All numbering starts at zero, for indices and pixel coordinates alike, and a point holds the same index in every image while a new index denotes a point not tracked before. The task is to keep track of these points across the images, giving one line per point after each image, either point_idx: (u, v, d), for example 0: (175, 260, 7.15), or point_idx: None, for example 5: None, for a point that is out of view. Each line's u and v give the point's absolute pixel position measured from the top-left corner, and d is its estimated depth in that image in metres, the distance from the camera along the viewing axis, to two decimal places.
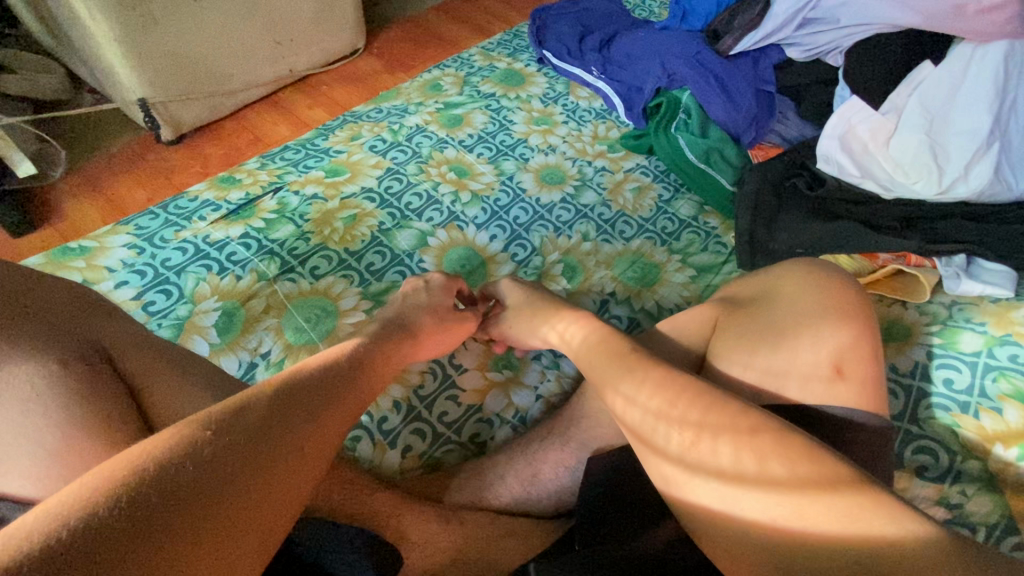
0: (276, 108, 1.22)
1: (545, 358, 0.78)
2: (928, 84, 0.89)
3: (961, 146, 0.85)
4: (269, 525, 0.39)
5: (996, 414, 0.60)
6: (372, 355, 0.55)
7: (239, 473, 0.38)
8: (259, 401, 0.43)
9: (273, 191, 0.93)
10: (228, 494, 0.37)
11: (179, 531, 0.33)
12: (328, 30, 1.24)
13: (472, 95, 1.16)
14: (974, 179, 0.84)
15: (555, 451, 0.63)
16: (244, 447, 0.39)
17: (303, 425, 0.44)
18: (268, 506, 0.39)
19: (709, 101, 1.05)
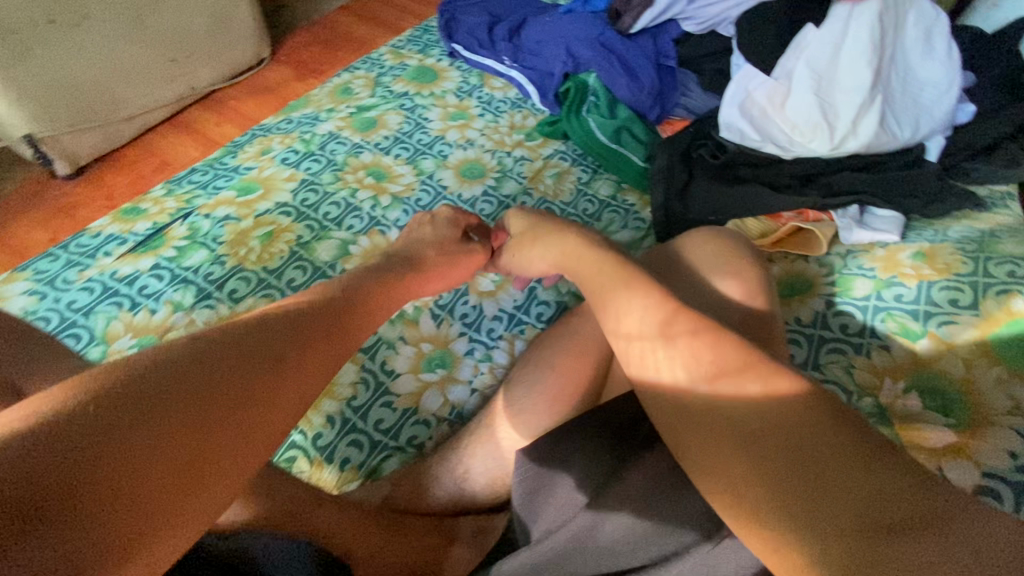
0: (181, 128, 1.17)
1: (478, 353, 0.80)
2: (813, 46, 0.92)
3: (848, 103, 0.90)
4: (260, 421, 0.42)
5: (885, 350, 0.66)
6: (352, 304, 0.55)
7: (225, 375, 0.41)
8: (233, 337, 0.44)
9: (182, 217, 0.89)
10: (213, 392, 0.40)
11: (167, 419, 0.37)
12: (226, 41, 1.20)
13: (384, 96, 1.15)
14: (862, 133, 0.90)
15: (483, 446, 0.65)
16: (214, 381, 0.40)
17: (285, 341, 0.46)
18: (255, 406, 0.42)
19: (615, 81, 1.07)
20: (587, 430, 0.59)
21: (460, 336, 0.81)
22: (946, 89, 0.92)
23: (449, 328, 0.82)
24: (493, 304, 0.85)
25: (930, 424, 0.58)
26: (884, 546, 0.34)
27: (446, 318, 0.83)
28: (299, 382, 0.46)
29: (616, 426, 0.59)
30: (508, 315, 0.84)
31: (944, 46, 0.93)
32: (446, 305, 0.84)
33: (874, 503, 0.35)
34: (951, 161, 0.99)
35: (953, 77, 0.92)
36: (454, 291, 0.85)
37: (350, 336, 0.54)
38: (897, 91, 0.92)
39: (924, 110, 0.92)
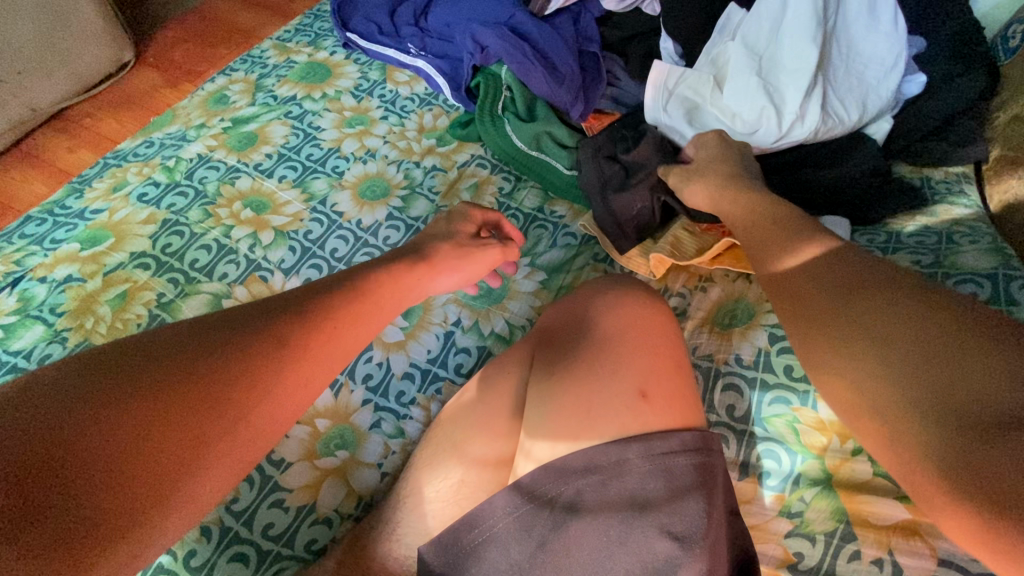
0: (26, 158, 0.98)
1: (386, 425, 0.68)
2: (748, 25, 0.83)
3: (794, 82, 0.79)
4: (124, 467, 0.38)
5: None
6: (353, 305, 0.53)
7: (106, 406, 0.39)
8: (246, 326, 0.47)
9: (12, 284, 0.73)
10: (82, 421, 0.37)
11: (28, 444, 0.36)
12: (68, 48, 1.00)
13: (267, 103, 0.98)
14: (808, 118, 0.79)
15: (382, 545, 0.57)
16: (214, 370, 0.44)
17: (195, 375, 0.43)
18: (125, 448, 0.38)
19: (531, 72, 0.93)
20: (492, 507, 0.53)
21: (365, 405, 0.70)
22: (895, 62, 0.81)
23: (350, 395, 0.70)
24: (402, 358, 0.74)
25: (880, 497, 0.51)
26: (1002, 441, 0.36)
27: (346, 382, 0.71)
28: (192, 425, 0.41)
29: (528, 521, 0.51)
30: (421, 372, 0.73)
31: (890, 16, 0.82)
32: (346, 367, 0.72)
33: (994, 392, 0.38)
34: (900, 142, 0.91)
35: (901, 49, 0.81)
36: None
37: (286, 388, 0.47)
38: (839, 70, 0.82)
39: (871, 88, 0.81)
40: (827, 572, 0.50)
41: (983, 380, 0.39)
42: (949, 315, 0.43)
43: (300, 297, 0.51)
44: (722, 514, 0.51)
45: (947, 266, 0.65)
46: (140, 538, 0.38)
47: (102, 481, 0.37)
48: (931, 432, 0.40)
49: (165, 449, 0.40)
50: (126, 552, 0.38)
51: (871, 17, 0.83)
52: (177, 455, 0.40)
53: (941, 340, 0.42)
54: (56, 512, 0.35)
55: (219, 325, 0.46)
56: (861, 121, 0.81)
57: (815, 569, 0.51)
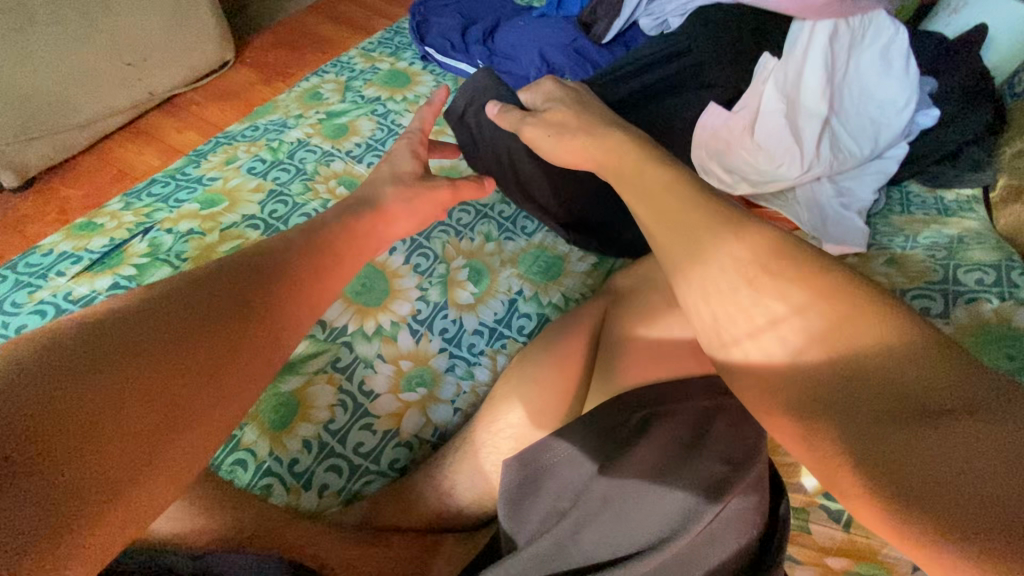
0: (140, 136, 1.11)
1: (459, 369, 0.78)
2: (775, 69, 0.93)
3: (812, 125, 0.90)
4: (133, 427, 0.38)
5: None
6: (325, 259, 0.57)
7: (98, 368, 0.38)
8: (219, 280, 0.49)
9: (142, 232, 0.85)
10: (76, 387, 0.37)
11: (17, 413, 0.34)
12: (187, 44, 1.14)
13: (355, 101, 1.12)
14: (823, 155, 0.89)
15: (466, 462, 0.65)
16: (201, 316, 0.45)
17: (188, 334, 0.43)
18: (125, 409, 0.38)
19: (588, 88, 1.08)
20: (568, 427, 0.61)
21: (441, 352, 0.79)
22: (908, 100, 0.92)
23: (428, 343, 0.80)
24: (473, 317, 0.84)
25: None
26: (931, 436, 0.34)
27: (425, 333, 0.81)
28: (194, 383, 0.42)
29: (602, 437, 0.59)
30: (489, 329, 0.83)
31: (901, 61, 0.94)
32: (424, 321, 0.82)
33: (935, 379, 0.36)
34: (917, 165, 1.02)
35: (913, 89, 0.92)
36: (433, 305, 0.83)
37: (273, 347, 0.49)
38: (855, 107, 0.93)
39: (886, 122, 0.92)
40: None
41: (886, 392, 0.37)
42: (902, 322, 0.39)
43: (272, 254, 0.54)
44: (768, 443, 0.59)
45: (959, 260, 0.75)
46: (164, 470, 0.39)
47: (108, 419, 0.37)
48: (876, 436, 0.36)
49: (170, 386, 0.40)
50: (154, 485, 0.38)
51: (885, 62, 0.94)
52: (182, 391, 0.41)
53: (909, 353, 0.37)
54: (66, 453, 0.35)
55: (192, 281, 0.48)
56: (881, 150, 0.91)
57: None
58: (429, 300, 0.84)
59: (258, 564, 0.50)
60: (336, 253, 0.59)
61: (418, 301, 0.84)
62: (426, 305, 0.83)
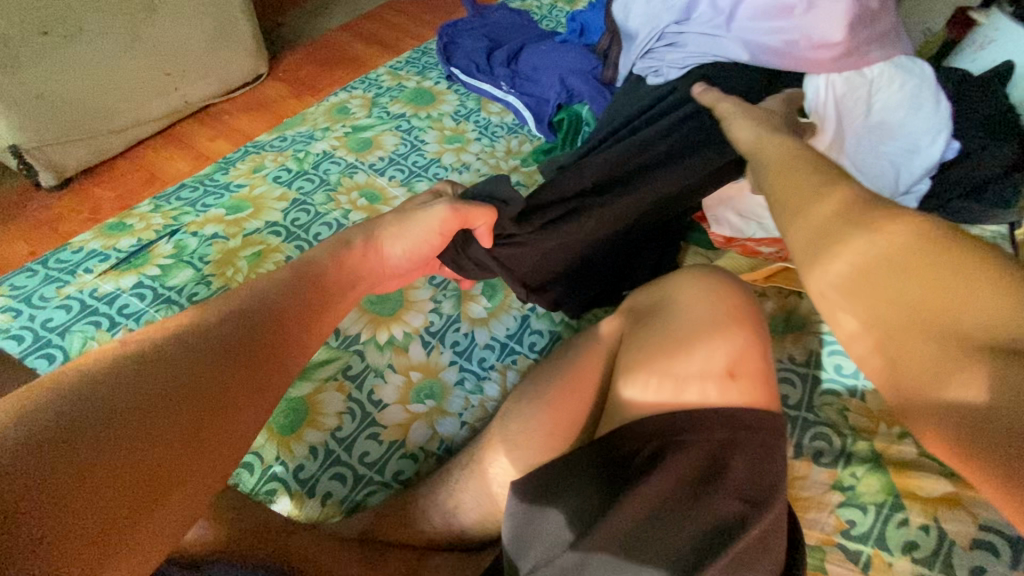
0: (173, 142, 1.15)
1: (468, 383, 0.78)
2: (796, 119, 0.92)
3: None
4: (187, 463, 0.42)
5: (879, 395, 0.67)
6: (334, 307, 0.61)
7: (164, 403, 0.42)
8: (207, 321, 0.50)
9: (169, 235, 0.87)
10: (147, 419, 0.41)
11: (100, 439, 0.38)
12: (224, 57, 1.19)
13: (381, 117, 1.15)
14: None
15: (473, 480, 0.64)
16: (198, 353, 0.46)
17: (239, 376, 0.47)
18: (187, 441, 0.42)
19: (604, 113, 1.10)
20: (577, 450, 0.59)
21: (451, 364, 0.80)
22: (933, 139, 0.91)
23: (439, 356, 0.80)
24: (485, 332, 0.84)
25: (923, 474, 0.59)
26: None
27: (437, 346, 0.81)
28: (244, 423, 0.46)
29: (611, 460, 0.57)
30: (500, 345, 0.83)
31: (926, 98, 0.93)
32: (436, 332, 0.82)
33: None
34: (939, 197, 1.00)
35: (940, 128, 0.92)
36: (446, 318, 0.84)
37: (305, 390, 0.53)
38: (880, 144, 0.94)
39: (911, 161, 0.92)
40: (876, 538, 0.57)
41: None
42: None
43: (260, 293, 0.55)
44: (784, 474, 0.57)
45: None
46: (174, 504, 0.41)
47: (119, 463, 0.38)
48: None
49: (178, 425, 0.42)
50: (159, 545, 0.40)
51: (912, 98, 0.93)
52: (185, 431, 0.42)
53: None
54: (79, 497, 0.36)
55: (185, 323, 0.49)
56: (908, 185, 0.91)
57: (865, 534, 0.58)
58: (442, 313, 0.85)
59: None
60: (340, 304, 0.61)
61: (432, 313, 0.84)
62: (438, 317, 0.84)
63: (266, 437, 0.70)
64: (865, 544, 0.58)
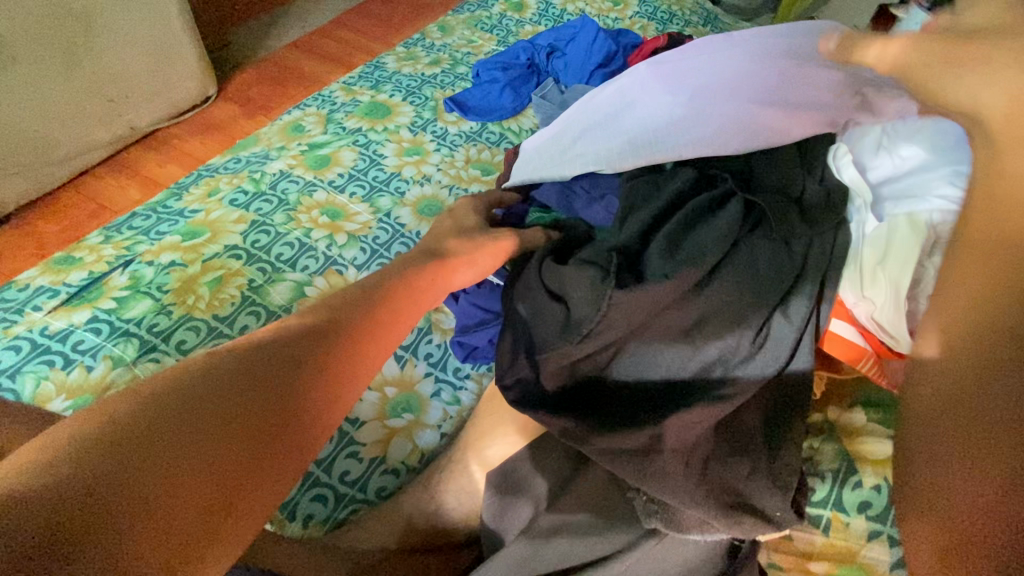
0: (121, 170, 1.12)
1: (445, 395, 0.78)
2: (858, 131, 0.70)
3: None
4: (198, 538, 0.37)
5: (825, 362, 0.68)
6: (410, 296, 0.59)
7: (176, 444, 0.38)
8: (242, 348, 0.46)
9: (123, 265, 0.85)
10: (160, 463, 0.37)
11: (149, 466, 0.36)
12: (169, 79, 1.15)
13: (337, 133, 1.14)
14: None
15: (454, 480, 0.66)
16: (208, 416, 0.40)
17: (226, 445, 0.40)
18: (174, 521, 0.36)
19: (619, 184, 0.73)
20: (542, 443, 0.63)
21: (426, 376, 0.79)
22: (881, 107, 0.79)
23: (413, 368, 0.80)
24: None
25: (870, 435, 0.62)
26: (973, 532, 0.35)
27: (410, 358, 0.81)
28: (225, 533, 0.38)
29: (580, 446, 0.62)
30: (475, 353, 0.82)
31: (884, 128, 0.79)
32: (409, 346, 0.82)
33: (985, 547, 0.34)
34: None
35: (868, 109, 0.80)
36: (416, 331, 0.83)
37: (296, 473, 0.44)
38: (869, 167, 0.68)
39: None
40: (834, 502, 0.60)
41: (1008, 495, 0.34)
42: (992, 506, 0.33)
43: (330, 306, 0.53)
44: None
45: None
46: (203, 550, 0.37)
47: (225, 454, 0.40)
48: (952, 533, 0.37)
49: (185, 493, 0.37)
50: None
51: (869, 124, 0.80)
52: (216, 473, 0.39)
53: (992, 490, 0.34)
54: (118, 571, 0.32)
55: (229, 358, 0.44)
56: (776, 360, 0.57)
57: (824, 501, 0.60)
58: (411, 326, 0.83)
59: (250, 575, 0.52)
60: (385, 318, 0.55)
61: None
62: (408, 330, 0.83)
63: None
64: (824, 509, 0.60)
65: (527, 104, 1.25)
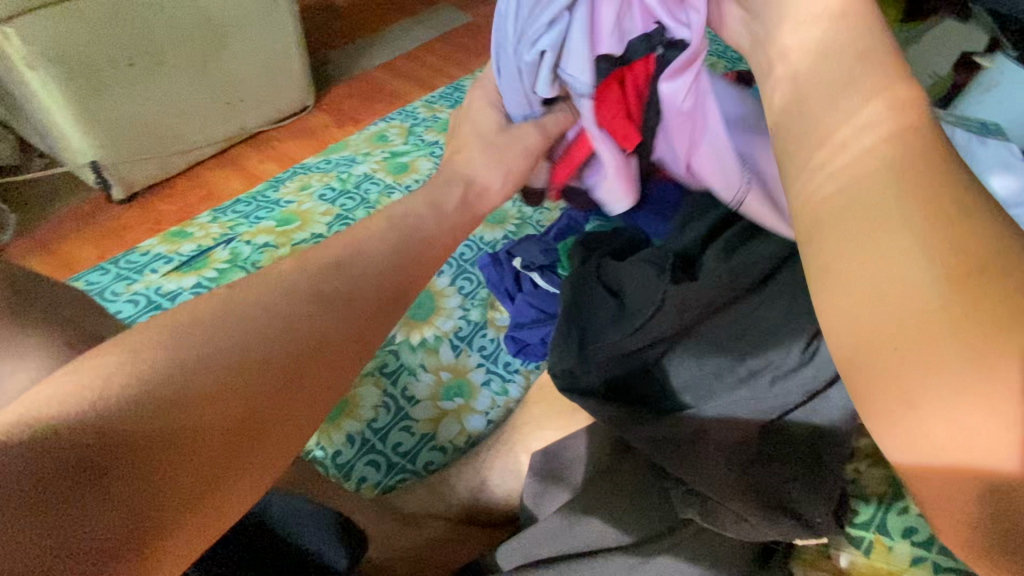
0: (229, 163, 1.27)
1: (494, 385, 0.83)
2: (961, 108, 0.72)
3: None
4: (192, 502, 0.38)
5: None
6: None
7: (177, 412, 0.39)
8: (251, 314, 0.46)
9: (225, 242, 0.97)
10: (158, 429, 0.38)
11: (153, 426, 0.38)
12: (278, 88, 1.30)
13: (417, 144, 1.25)
14: None
15: (499, 459, 0.70)
16: (208, 395, 0.41)
17: (221, 418, 0.41)
18: (170, 485, 0.37)
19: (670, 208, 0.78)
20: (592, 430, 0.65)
21: (478, 367, 0.85)
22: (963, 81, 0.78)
23: (467, 358, 0.86)
24: None
25: None
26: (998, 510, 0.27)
27: (465, 349, 0.86)
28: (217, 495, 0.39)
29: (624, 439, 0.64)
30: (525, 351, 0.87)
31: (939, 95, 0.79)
32: (465, 337, 0.87)
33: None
34: None
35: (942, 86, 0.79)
36: (473, 325, 0.88)
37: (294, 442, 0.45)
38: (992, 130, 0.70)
39: None
40: (878, 525, 0.59)
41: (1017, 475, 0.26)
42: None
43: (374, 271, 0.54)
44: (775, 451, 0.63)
45: None
46: (188, 522, 0.38)
47: (219, 424, 0.40)
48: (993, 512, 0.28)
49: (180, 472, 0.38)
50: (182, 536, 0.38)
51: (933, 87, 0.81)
52: (188, 466, 0.38)
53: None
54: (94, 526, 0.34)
55: (241, 323, 0.45)
56: (821, 378, 0.54)
57: (867, 522, 0.60)
58: (470, 319, 0.89)
59: (320, 514, 0.58)
60: None
61: (460, 320, 0.89)
62: (466, 323, 0.89)
63: None
64: (867, 531, 0.59)
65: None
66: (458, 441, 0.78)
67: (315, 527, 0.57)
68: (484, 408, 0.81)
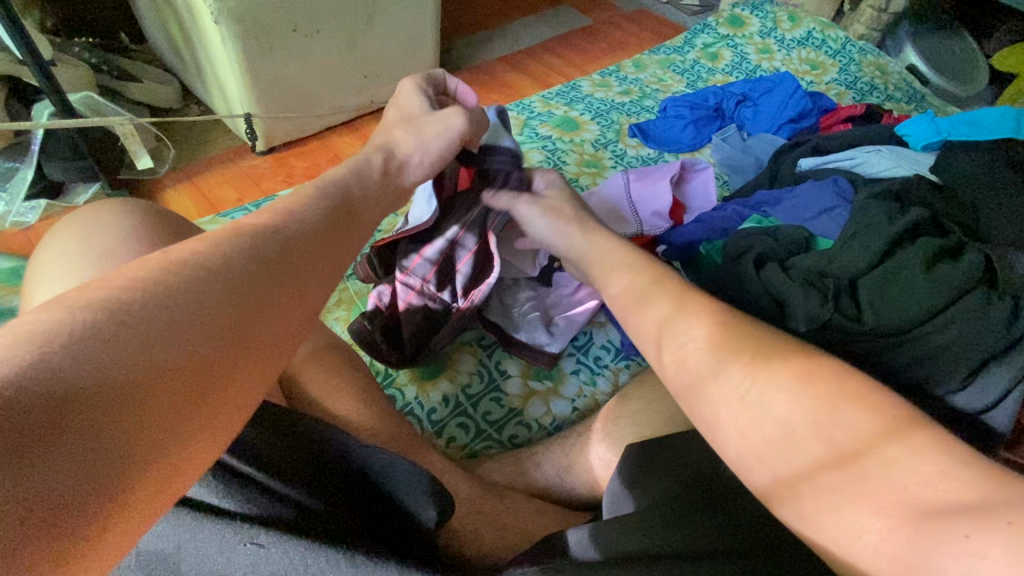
0: (355, 132, 1.37)
1: (583, 375, 0.85)
2: None
3: None
4: (180, 437, 0.35)
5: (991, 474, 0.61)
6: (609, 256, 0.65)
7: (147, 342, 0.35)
8: (221, 262, 0.42)
9: None
10: (129, 361, 0.34)
11: (126, 362, 0.34)
12: (409, 69, 1.39)
13: (530, 136, 1.29)
14: None
15: (590, 445, 0.71)
16: (199, 320, 0.38)
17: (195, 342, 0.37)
18: (161, 415, 0.34)
19: (805, 218, 0.80)
20: (689, 439, 0.64)
21: (569, 355, 0.86)
22: None
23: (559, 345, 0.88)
24: (603, 333, 0.89)
25: None
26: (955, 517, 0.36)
27: None
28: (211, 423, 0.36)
29: None
30: (616, 347, 0.88)
31: None
32: None
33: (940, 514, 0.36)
34: None
35: None
36: None
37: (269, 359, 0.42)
38: None
39: None
40: None
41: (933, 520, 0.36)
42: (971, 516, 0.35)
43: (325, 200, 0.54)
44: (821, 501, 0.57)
45: None
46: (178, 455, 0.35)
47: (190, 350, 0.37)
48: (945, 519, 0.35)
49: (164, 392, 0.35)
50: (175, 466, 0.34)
51: None
52: (169, 400, 0.35)
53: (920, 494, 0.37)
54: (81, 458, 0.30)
55: (217, 258, 0.42)
56: None
57: None
58: None
59: (413, 472, 0.55)
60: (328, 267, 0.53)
61: None
62: None
63: (409, 378, 0.81)
64: None
65: (705, 144, 1.30)
66: (542, 422, 0.80)
67: (409, 488, 0.54)
68: (572, 396, 0.83)
